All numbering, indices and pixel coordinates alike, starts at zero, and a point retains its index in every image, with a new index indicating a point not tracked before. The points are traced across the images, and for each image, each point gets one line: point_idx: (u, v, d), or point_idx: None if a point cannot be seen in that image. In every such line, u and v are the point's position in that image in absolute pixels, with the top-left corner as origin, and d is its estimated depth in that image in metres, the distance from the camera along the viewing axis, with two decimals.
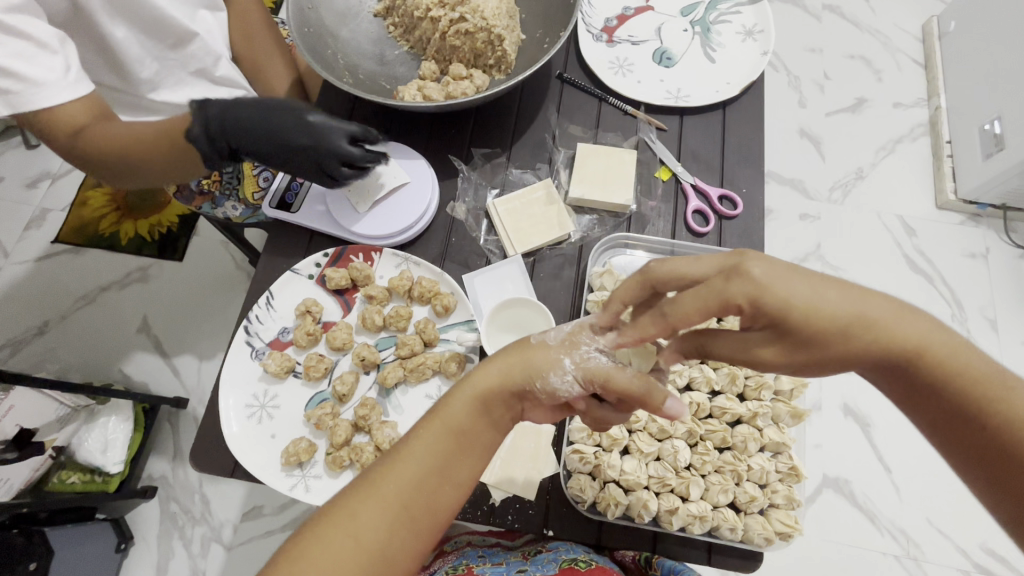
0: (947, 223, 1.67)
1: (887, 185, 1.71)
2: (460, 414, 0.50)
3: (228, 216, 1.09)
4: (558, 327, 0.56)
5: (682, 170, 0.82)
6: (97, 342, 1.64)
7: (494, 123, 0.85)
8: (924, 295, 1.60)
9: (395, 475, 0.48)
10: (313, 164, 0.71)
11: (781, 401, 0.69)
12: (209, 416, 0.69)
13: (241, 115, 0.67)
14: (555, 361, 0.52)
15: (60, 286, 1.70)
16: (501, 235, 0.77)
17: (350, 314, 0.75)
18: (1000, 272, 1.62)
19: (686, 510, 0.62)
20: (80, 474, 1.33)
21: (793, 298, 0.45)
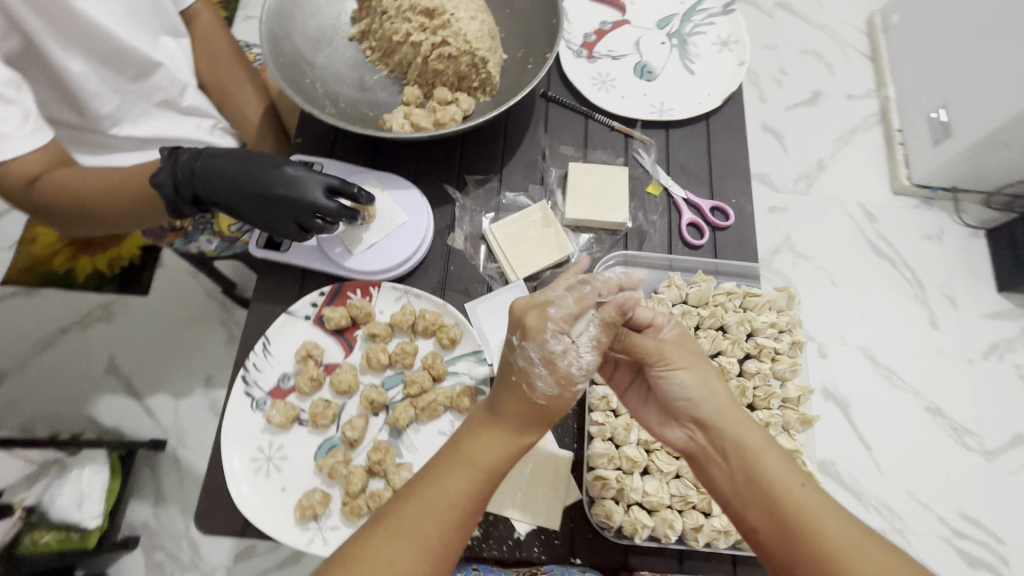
0: (904, 208, 1.75)
1: (847, 174, 1.78)
2: (484, 455, 0.53)
3: (202, 250, 1.05)
4: (550, 349, 0.55)
5: (672, 184, 0.82)
6: (60, 388, 1.54)
7: (483, 147, 0.84)
8: (888, 279, 1.67)
9: (422, 516, 0.50)
10: (276, 212, 0.69)
11: (790, 410, 0.70)
12: (211, 474, 0.66)
13: (215, 164, 0.69)
14: (566, 398, 0.55)
15: (14, 331, 1.59)
16: (502, 261, 0.76)
17: (353, 353, 0.72)
18: (955, 252, 1.71)
19: (710, 526, 0.63)
20: (56, 533, 1.18)
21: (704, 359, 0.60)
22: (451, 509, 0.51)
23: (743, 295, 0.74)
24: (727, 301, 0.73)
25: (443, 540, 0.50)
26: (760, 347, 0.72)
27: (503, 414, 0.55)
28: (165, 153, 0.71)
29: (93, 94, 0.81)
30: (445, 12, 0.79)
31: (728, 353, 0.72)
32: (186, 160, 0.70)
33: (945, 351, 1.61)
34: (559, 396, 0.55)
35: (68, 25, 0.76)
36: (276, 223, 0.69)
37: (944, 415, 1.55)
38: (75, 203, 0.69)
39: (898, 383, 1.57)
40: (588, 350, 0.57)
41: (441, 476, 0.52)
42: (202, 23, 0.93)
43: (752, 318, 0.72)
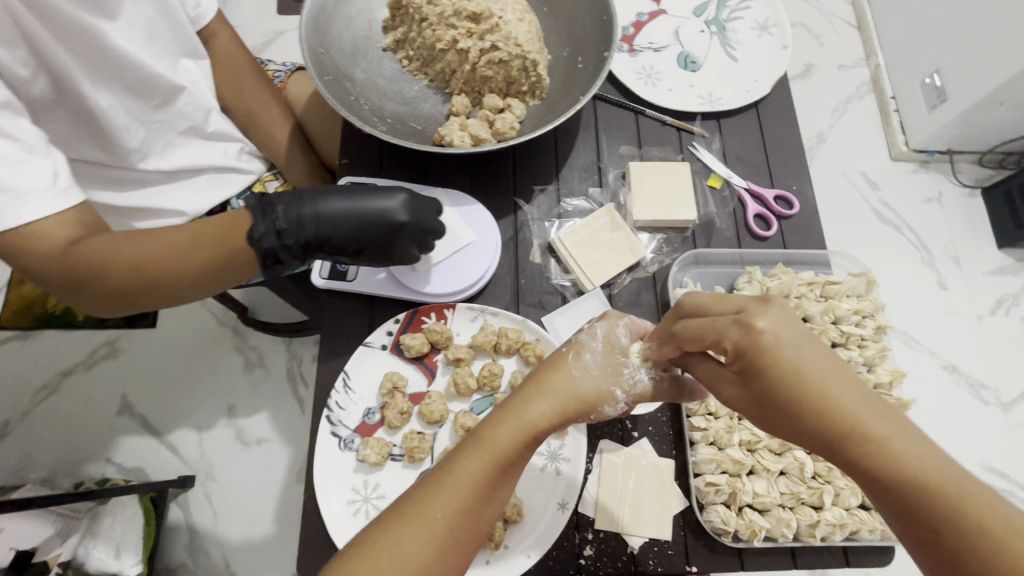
0: (903, 172, 1.78)
1: (846, 145, 1.81)
2: (501, 438, 0.51)
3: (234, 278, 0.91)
4: (594, 349, 0.59)
5: (732, 176, 0.81)
6: (73, 435, 1.46)
7: (536, 154, 0.81)
8: (896, 245, 1.71)
9: (429, 500, 0.49)
10: (408, 247, 0.65)
11: (884, 394, 0.70)
12: (307, 522, 0.63)
13: (325, 207, 0.61)
14: (607, 391, 0.57)
15: (15, 379, 1.51)
16: (575, 271, 0.74)
17: (436, 380, 0.69)
18: (955, 214, 1.75)
19: (825, 520, 0.62)
20: None
21: (792, 359, 0.45)
22: (458, 493, 0.49)
23: (822, 284, 0.74)
24: (809, 291, 0.73)
25: (453, 526, 0.48)
26: (846, 334, 0.71)
27: (528, 395, 0.54)
28: (255, 204, 0.60)
29: (122, 128, 0.76)
30: (493, 15, 0.75)
31: None
32: (289, 211, 0.60)
33: (955, 310, 1.66)
34: (599, 384, 0.57)
35: (94, 56, 0.71)
36: (403, 256, 0.65)
37: (960, 371, 1.60)
38: (146, 279, 0.58)
39: (914, 345, 1.62)
40: (644, 373, 0.59)
41: (455, 461, 0.51)
42: (222, 44, 0.88)
43: (835, 306, 0.72)
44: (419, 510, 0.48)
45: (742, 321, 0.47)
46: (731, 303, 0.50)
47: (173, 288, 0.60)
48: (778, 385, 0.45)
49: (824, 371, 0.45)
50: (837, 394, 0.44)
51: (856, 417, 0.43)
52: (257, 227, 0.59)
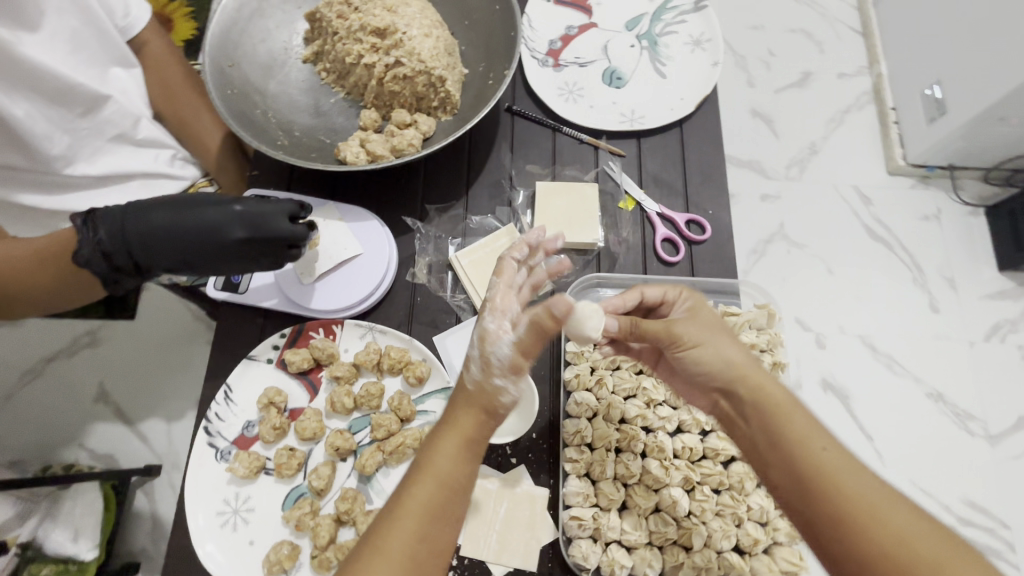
0: (898, 190, 1.47)
1: (838, 160, 1.50)
2: (443, 461, 0.50)
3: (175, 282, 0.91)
4: (474, 349, 0.55)
5: (646, 198, 0.79)
6: (50, 420, 1.53)
7: (447, 170, 0.80)
8: (884, 264, 1.42)
9: (390, 537, 0.47)
10: (253, 259, 0.63)
11: None
12: (181, 529, 0.64)
13: (152, 225, 0.60)
14: (492, 384, 0.52)
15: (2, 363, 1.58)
16: (469, 291, 0.73)
17: (318, 397, 0.70)
18: (954, 232, 1.46)
19: (691, 562, 0.61)
20: (53, 565, 1.12)
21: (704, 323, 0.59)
22: (416, 518, 0.48)
23: (720, 315, 0.73)
24: None
25: (416, 557, 0.47)
26: None
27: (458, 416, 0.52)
28: (78, 222, 0.59)
29: (42, 136, 0.78)
30: (397, 30, 0.75)
31: None
32: (112, 232, 0.59)
33: (945, 335, 1.39)
34: (484, 383, 0.53)
35: (7, 66, 0.73)
36: (250, 267, 0.64)
37: (947, 400, 1.34)
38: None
39: (898, 371, 1.36)
40: (509, 345, 0.54)
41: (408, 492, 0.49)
42: (153, 53, 0.90)
43: None
44: (383, 545, 0.47)
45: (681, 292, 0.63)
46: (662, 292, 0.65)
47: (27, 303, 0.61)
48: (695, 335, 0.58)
49: (724, 345, 0.57)
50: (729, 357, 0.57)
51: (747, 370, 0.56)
52: (82, 249, 0.59)
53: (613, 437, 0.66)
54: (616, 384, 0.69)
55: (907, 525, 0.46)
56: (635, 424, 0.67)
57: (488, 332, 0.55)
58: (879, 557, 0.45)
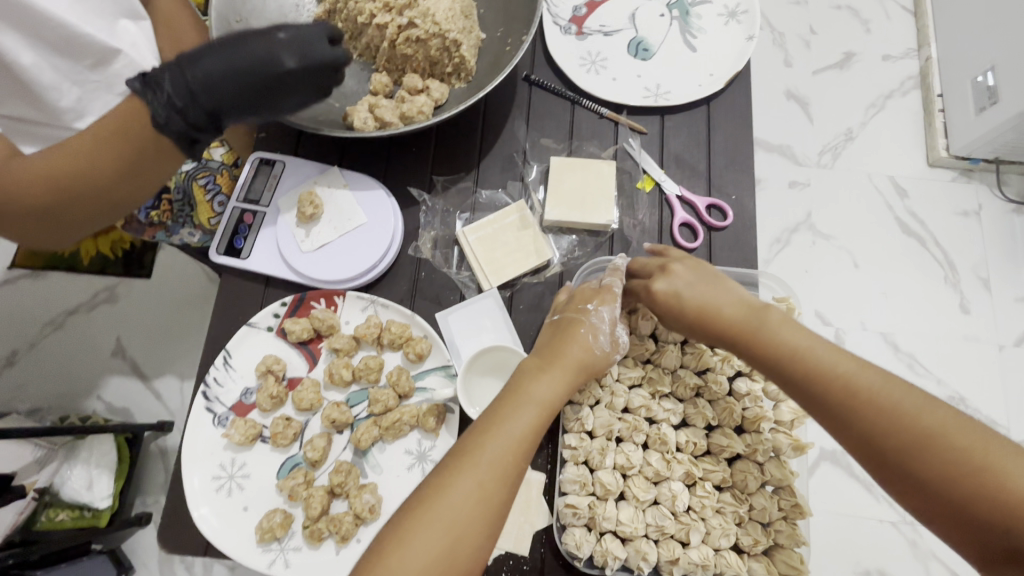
0: (937, 183, 1.41)
1: (879, 147, 1.42)
2: (541, 393, 0.57)
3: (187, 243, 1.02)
4: (603, 316, 0.62)
5: (666, 179, 0.75)
6: (70, 371, 1.57)
7: (458, 140, 0.77)
8: (913, 262, 1.36)
9: (489, 446, 0.52)
10: (302, 89, 0.58)
11: (782, 433, 0.63)
12: (176, 490, 0.64)
13: (209, 70, 0.52)
14: (612, 355, 0.62)
15: (25, 314, 1.62)
16: (475, 268, 0.71)
17: (317, 367, 0.69)
18: (994, 231, 1.38)
19: (687, 558, 0.59)
20: (69, 511, 1.21)
21: (692, 293, 0.59)
22: (518, 438, 0.53)
23: None
24: None
25: (517, 467, 0.53)
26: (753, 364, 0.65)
27: (563, 360, 0.59)
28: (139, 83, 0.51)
29: (49, 86, 0.77)
30: None
31: (717, 370, 0.65)
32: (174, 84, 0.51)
33: (973, 336, 1.33)
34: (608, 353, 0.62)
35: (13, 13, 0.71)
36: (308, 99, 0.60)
37: (970, 404, 1.29)
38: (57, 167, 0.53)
39: (920, 371, 1.31)
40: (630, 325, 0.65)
41: (501, 411, 0.55)
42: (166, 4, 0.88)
43: None
44: (474, 456, 0.52)
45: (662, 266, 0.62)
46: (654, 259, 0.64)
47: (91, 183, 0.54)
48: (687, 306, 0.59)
49: (729, 290, 0.59)
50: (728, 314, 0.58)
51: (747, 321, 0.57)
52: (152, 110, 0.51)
53: (616, 426, 0.63)
54: (621, 373, 0.65)
55: (945, 415, 0.48)
56: (639, 414, 0.64)
57: (616, 316, 0.62)
58: (931, 457, 0.47)
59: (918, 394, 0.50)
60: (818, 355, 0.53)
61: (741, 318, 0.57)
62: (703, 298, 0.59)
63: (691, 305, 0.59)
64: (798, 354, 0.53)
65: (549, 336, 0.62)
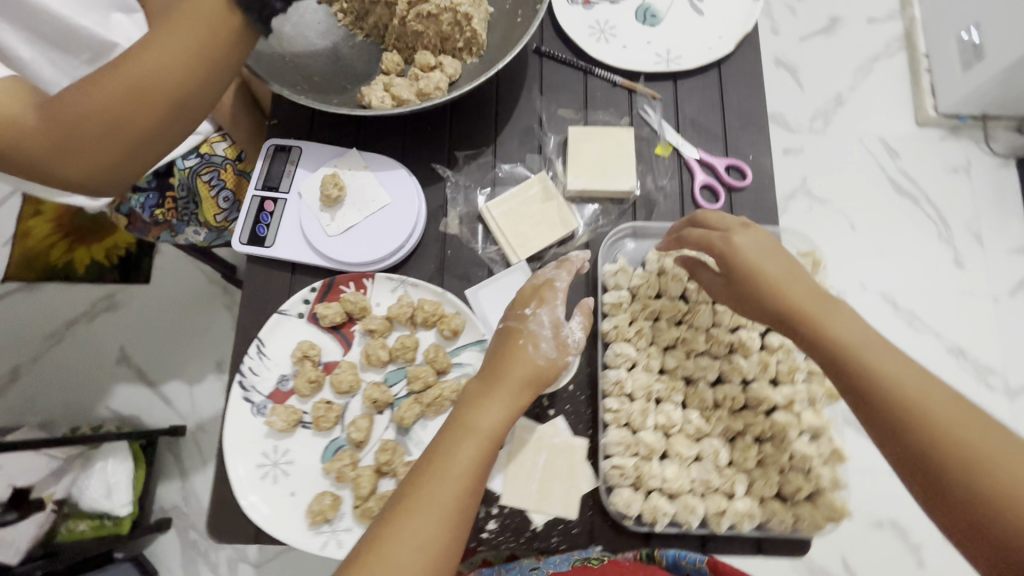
0: (928, 141, 1.41)
1: (870, 109, 1.43)
2: (486, 418, 0.56)
3: (191, 240, 0.97)
4: (542, 322, 0.61)
5: (683, 143, 0.75)
6: (78, 381, 1.54)
7: (473, 115, 0.76)
8: (908, 220, 1.38)
9: (436, 485, 0.51)
10: None
11: (815, 382, 0.65)
12: (219, 482, 0.64)
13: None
14: (558, 364, 0.61)
15: (25, 327, 1.59)
16: (501, 242, 0.71)
17: (351, 350, 0.69)
18: (985, 187, 1.40)
19: (734, 509, 0.60)
20: (90, 520, 1.19)
21: (761, 267, 0.56)
22: (467, 467, 0.52)
23: None
24: None
25: (466, 498, 0.51)
26: None
27: (507, 380, 0.58)
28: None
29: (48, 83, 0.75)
30: None
31: (749, 326, 0.66)
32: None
33: (970, 290, 1.35)
34: (554, 363, 0.61)
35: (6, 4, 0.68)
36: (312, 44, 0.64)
37: (969, 355, 1.31)
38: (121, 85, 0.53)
39: (920, 327, 1.33)
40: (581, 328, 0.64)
41: (453, 442, 0.54)
42: None
43: None
44: (424, 489, 0.51)
45: (735, 232, 0.59)
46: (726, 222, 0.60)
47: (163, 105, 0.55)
48: (751, 279, 0.57)
49: (796, 272, 0.57)
50: (792, 294, 0.55)
51: (808, 306, 0.54)
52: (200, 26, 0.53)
53: (654, 387, 0.64)
54: (656, 336, 0.66)
55: (988, 445, 0.47)
56: (676, 374, 0.65)
57: (558, 320, 0.62)
58: (960, 482, 0.46)
59: (964, 416, 0.48)
60: (876, 353, 0.51)
61: (813, 303, 0.54)
62: (769, 275, 0.56)
63: (756, 279, 0.56)
64: (856, 344, 0.52)
65: (494, 351, 0.61)
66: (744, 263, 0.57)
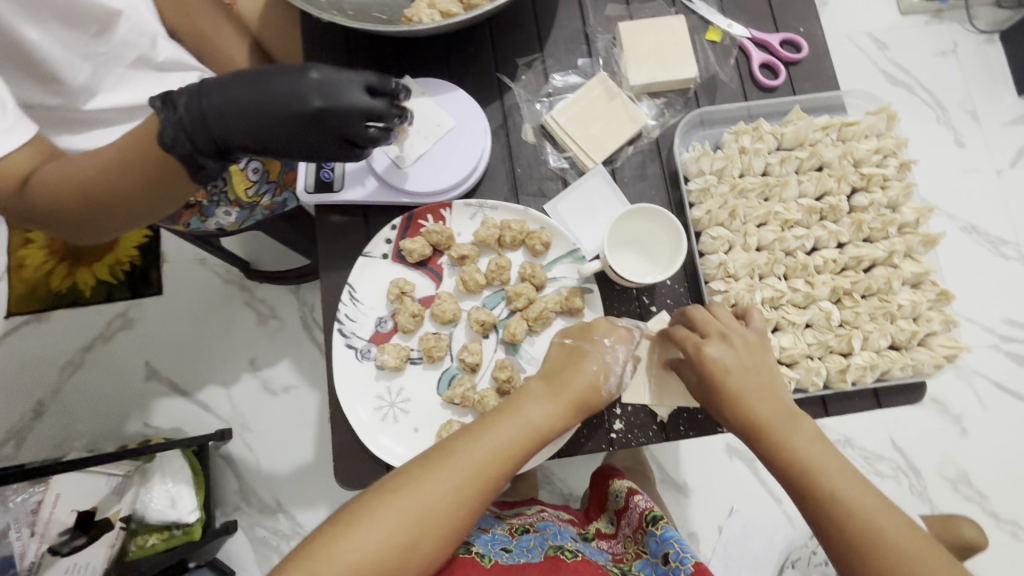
0: (913, 30, 1.31)
1: (852, 3, 1.33)
2: (536, 413, 0.55)
3: (223, 225, 0.86)
4: (618, 358, 0.59)
5: (733, 26, 0.73)
6: (97, 415, 1.25)
7: (515, 25, 0.73)
8: (906, 111, 1.28)
9: (471, 451, 0.52)
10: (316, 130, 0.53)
11: (911, 233, 0.67)
12: (338, 429, 0.63)
13: (236, 100, 0.50)
14: (609, 396, 0.59)
15: (23, 362, 1.27)
16: (573, 149, 0.69)
17: (444, 282, 0.68)
18: (974, 67, 1.30)
19: (855, 364, 0.62)
20: (158, 533, 1.05)
21: (734, 381, 0.54)
22: (501, 452, 0.53)
23: (838, 127, 0.69)
24: (825, 136, 0.68)
25: (486, 483, 0.52)
26: (868, 176, 0.67)
27: (566, 383, 0.57)
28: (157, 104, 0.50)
29: (62, 66, 0.63)
30: None
31: (835, 192, 0.68)
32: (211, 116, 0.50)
33: (973, 167, 1.26)
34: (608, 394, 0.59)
35: None
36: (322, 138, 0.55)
37: (980, 230, 1.23)
38: (63, 185, 0.52)
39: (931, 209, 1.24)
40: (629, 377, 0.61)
41: (497, 414, 0.56)
42: None
43: (853, 148, 0.67)
44: (455, 457, 0.52)
45: (720, 336, 0.56)
46: (709, 328, 0.57)
47: (113, 200, 0.53)
48: (722, 390, 0.54)
49: (772, 381, 0.55)
50: (759, 408, 0.53)
51: (770, 421, 0.53)
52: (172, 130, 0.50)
53: (757, 263, 0.64)
54: (748, 214, 0.67)
55: (932, 560, 0.46)
56: (774, 249, 0.66)
57: (630, 357, 0.60)
58: None
59: (907, 529, 0.47)
60: (828, 462, 0.50)
61: (771, 414, 0.53)
62: (737, 388, 0.54)
63: (727, 391, 0.54)
64: (809, 468, 0.50)
65: (559, 354, 0.60)
66: (718, 373, 0.54)
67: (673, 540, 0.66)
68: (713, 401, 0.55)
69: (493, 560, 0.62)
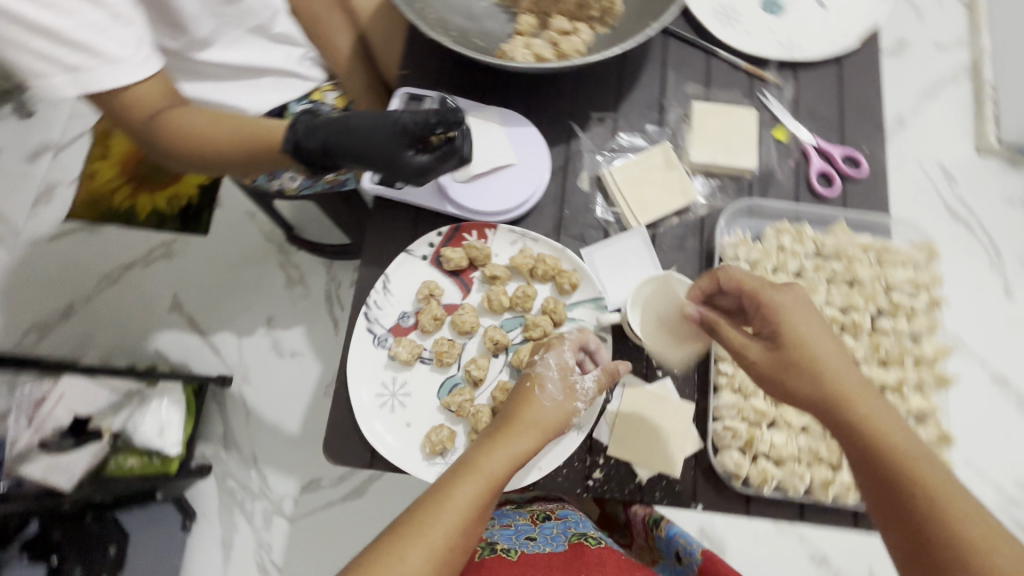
0: (987, 174, 1.31)
1: (933, 132, 1.32)
2: (490, 463, 0.57)
3: (285, 188, 0.93)
4: (547, 361, 0.63)
5: (802, 131, 0.76)
6: (117, 331, 1.32)
7: (599, 80, 0.78)
8: (960, 249, 1.28)
9: (435, 517, 0.53)
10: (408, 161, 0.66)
11: (925, 368, 0.68)
12: (337, 404, 0.66)
13: (347, 144, 0.66)
14: (566, 408, 0.61)
15: (67, 265, 1.36)
16: (621, 206, 0.73)
17: (471, 295, 0.72)
18: None
19: (840, 481, 0.64)
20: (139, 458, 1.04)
21: (811, 338, 0.54)
22: (461, 510, 0.54)
23: (878, 251, 0.72)
24: (864, 255, 0.72)
25: (452, 543, 0.53)
26: (895, 304, 0.70)
27: (513, 425, 0.59)
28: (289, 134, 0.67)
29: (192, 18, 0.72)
30: None
31: (861, 309, 0.70)
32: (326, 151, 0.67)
33: (1018, 320, 1.25)
34: (564, 404, 0.62)
35: None
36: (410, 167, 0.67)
37: (1011, 384, 1.21)
38: (184, 137, 0.67)
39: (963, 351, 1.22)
40: (592, 378, 0.63)
41: (510, 425, 0.60)
42: None
43: (888, 273, 0.71)
44: (419, 523, 0.53)
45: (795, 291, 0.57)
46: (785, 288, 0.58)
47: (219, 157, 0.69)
48: (796, 346, 0.54)
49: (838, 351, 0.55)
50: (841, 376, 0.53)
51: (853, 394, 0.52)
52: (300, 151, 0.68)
53: None
54: None
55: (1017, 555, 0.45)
56: None
57: (566, 361, 0.64)
58: None
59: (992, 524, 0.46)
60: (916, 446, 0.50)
61: (861, 392, 0.52)
62: (812, 346, 0.54)
63: (801, 347, 0.54)
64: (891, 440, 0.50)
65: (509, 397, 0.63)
66: (795, 328, 0.55)
67: (679, 536, 0.74)
68: (786, 360, 0.54)
69: (520, 553, 0.68)
